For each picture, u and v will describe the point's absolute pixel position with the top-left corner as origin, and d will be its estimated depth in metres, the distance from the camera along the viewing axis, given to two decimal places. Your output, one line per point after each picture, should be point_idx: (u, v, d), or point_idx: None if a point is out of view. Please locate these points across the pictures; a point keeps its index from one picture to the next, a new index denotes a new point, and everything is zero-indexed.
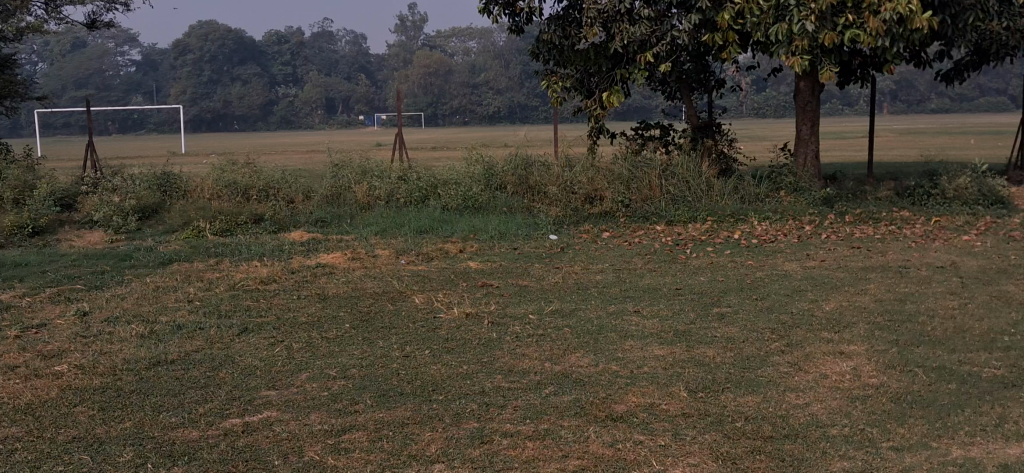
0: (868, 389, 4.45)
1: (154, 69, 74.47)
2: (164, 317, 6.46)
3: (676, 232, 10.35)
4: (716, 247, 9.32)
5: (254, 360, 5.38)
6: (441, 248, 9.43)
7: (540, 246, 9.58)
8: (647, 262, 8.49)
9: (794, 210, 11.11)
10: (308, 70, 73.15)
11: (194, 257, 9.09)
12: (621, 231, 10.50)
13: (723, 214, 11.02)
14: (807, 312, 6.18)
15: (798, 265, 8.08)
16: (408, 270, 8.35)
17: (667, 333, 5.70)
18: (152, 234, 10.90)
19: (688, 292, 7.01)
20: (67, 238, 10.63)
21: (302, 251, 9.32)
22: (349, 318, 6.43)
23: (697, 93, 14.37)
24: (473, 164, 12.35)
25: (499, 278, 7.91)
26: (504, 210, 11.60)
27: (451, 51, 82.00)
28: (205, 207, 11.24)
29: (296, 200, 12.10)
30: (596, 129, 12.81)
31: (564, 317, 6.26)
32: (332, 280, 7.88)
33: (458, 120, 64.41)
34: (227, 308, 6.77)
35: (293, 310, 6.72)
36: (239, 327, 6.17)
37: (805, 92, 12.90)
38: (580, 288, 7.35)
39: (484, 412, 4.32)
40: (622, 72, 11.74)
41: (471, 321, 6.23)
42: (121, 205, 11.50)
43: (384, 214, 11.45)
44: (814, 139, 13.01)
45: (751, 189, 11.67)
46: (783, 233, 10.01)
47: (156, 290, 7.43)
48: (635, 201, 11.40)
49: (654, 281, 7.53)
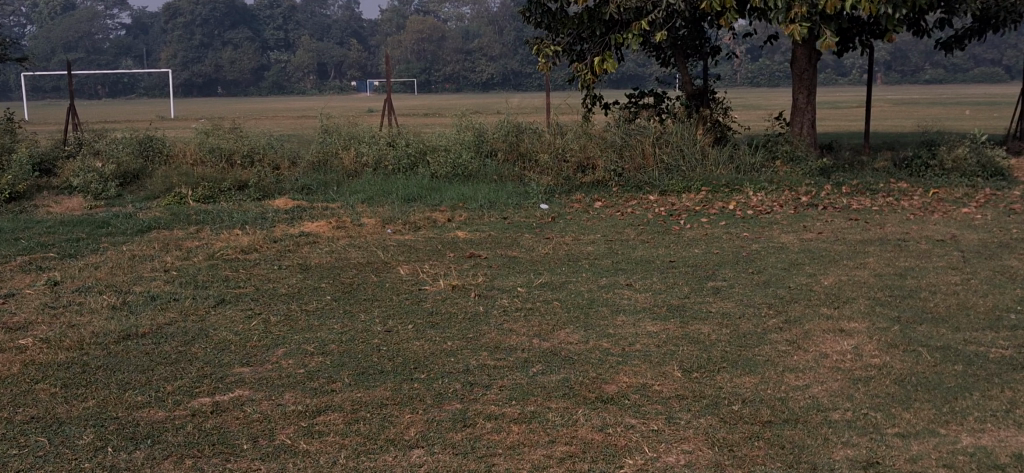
0: (871, 370, 4.24)
1: (143, 33, 73.66)
2: (137, 288, 6.22)
3: (670, 202, 10.12)
4: (711, 218, 9.09)
5: (229, 334, 5.15)
6: (429, 217, 9.18)
7: (530, 215, 9.34)
8: (640, 233, 8.26)
9: (790, 180, 10.87)
10: (299, 34, 72.40)
11: (175, 225, 8.84)
12: (613, 201, 10.27)
13: (718, 184, 10.77)
14: (805, 287, 5.96)
15: (795, 238, 7.86)
16: (393, 240, 8.11)
17: (660, 308, 5.49)
18: (133, 200, 10.64)
19: (682, 264, 6.79)
20: (46, 204, 10.37)
21: (286, 219, 9.07)
22: (330, 290, 6.20)
23: (692, 60, 14.08)
24: (463, 131, 12.08)
25: (487, 249, 7.68)
26: (494, 178, 11.35)
27: (444, 16, 81.16)
28: (188, 173, 10.97)
29: (281, 166, 11.82)
30: (588, 95, 12.54)
31: (553, 290, 6.04)
32: (315, 250, 7.64)
33: (451, 87, 63.91)
34: (205, 278, 6.53)
35: (273, 281, 6.48)
36: (216, 299, 5.94)
37: (802, 60, 12.57)
38: (571, 259, 7.12)
39: (467, 393, 4.11)
40: (614, 36, 11.44)
41: (457, 293, 6.01)
42: (101, 171, 11.23)
43: (372, 181, 11.18)
44: (811, 107, 12.74)
45: (747, 159, 11.42)
46: (779, 204, 9.78)
47: (132, 259, 7.19)
48: (628, 170, 11.16)
49: (647, 253, 7.31)
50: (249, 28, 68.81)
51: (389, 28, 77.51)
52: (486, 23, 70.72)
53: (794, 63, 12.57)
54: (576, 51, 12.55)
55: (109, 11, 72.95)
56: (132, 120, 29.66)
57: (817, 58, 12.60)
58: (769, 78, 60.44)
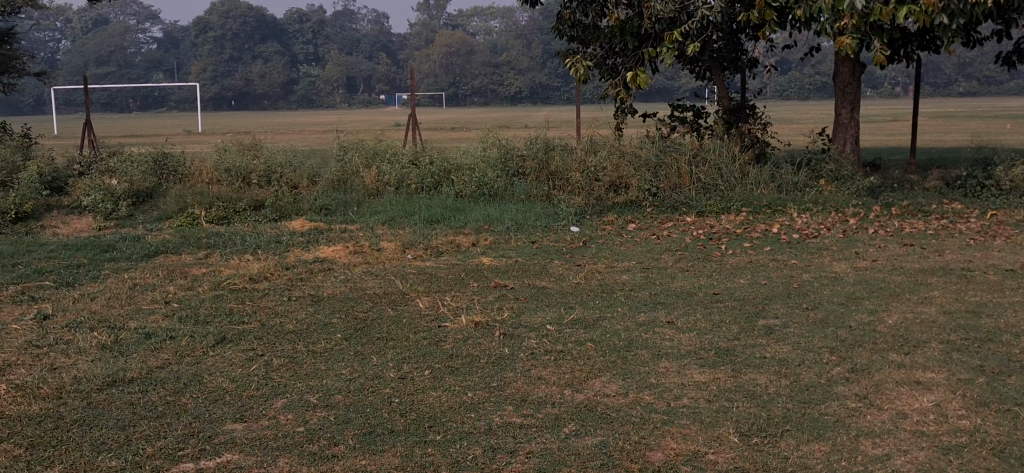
0: (962, 437, 3.63)
1: (174, 47, 74.07)
2: (133, 323, 5.72)
3: (708, 224, 9.52)
4: (753, 243, 8.47)
5: (225, 380, 4.62)
6: (452, 241, 8.63)
7: (560, 239, 8.77)
8: (679, 260, 7.67)
9: (835, 201, 10.23)
10: (329, 48, 72.45)
11: (184, 249, 8.35)
12: (648, 223, 9.68)
13: (758, 206, 10.15)
14: (868, 327, 5.34)
15: (848, 266, 7.23)
16: (414, 267, 7.57)
17: (707, 352, 4.90)
18: (144, 221, 10.17)
19: (727, 298, 6.19)
20: (54, 224, 9.93)
21: (301, 243, 8.56)
22: (341, 326, 5.66)
23: (729, 73, 13.51)
24: (489, 148, 11.54)
25: (514, 277, 7.12)
26: (522, 198, 10.80)
27: (472, 30, 80.72)
28: (203, 192, 10.51)
29: (300, 185, 11.32)
30: (620, 110, 11.99)
31: (587, 329, 5.46)
32: (330, 278, 7.11)
33: (479, 101, 63.43)
34: (207, 312, 6.01)
35: (280, 315, 5.95)
36: (216, 336, 5.42)
37: (845, 74, 11.93)
38: (605, 291, 6.54)
39: (490, 461, 3.55)
40: (648, 50, 10.86)
41: (480, 332, 5.45)
42: (113, 189, 10.79)
43: (393, 201, 10.66)
44: (854, 123, 12.08)
45: (789, 178, 10.80)
46: (825, 227, 9.16)
47: (131, 288, 6.70)
48: (663, 190, 10.57)
49: (688, 284, 6.71)
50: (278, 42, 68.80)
51: (417, 43, 77.26)
52: (514, 37, 70.23)
53: (837, 77, 11.94)
54: (607, 65, 11.99)
55: (142, 26, 73.25)
56: (159, 136, 29.33)
57: (861, 71, 11.95)
58: (800, 92, 59.48)
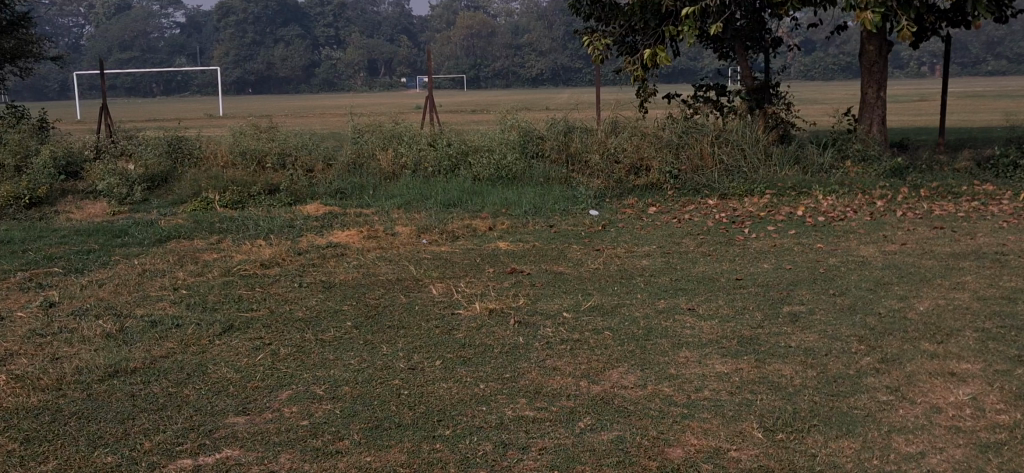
0: (1000, 433, 3.44)
1: (196, 31, 74.21)
2: (139, 311, 5.59)
3: (731, 207, 9.29)
4: (777, 226, 8.24)
5: (229, 371, 4.47)
6: (468, 225, 8.46)
7: (580, 222, 8.58)
8: (701, 244, 7.45)
9: (862, 183, 9.97)
10: (350, 32, 72.31)
11: (196, 234, 8.22)
12: (669, 206, 9.47)
13: (783, 188, 9.91)
14: (897, 314, 5.13)
15: (876, 250, 7.00)
16: (429, 252, 7.41)
17: (729, 340, 4.71)
18: (159, 206, 10.06)
19: (751, 283, 5.98)
20: (68, 210, 9.84)
21: (315, 228, 8.41)
22: (352, 314, 5.51)
23: (752, 52, 13.24)
24: (507, 129, 11.33)
25: (531, 263, 6.94)
26: (541, 181, 10.60)
27: (493, 12, 80.23)
28: (217, 176, 10.38)
29: (316, 168, 11.17)
30: (641, 90, 11.75)
31: (604, 316, 5.27)
32: (342, 263, 6.96)
33: (501, 83, 63.08)
34: (216, 299, 5.87)
35: (290, 302, 5.81)
36: (223, 325, 5.27)
37: (872, 52, 11.62)
38: (624, 277, 6.35)
39: (500, 457, 3.38)
40: (668, 28, 10.59)
41: (494, 319, 5.27)
42: (127, 174, 10.69)
43: (409, 184, 10.49)
44: (882, 103, 11.78)
45: (814, 160, 10.53)
46: (852, 209, 8.91)
47: (140, 275, 6.57)
48: (684, 172, 10.33)
49: (710, 269, 6.51)
50: (299, 25, 68.69)
51: (438, 25, 76.93)
52: (535, 18, 69.74)
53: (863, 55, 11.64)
54: (627, 45, 11.73)
55: (164, 10, 73.31)
56: (180, 119, 29.29)
57: (889, 49, 11.64)
58: (824, 72, 58.75)
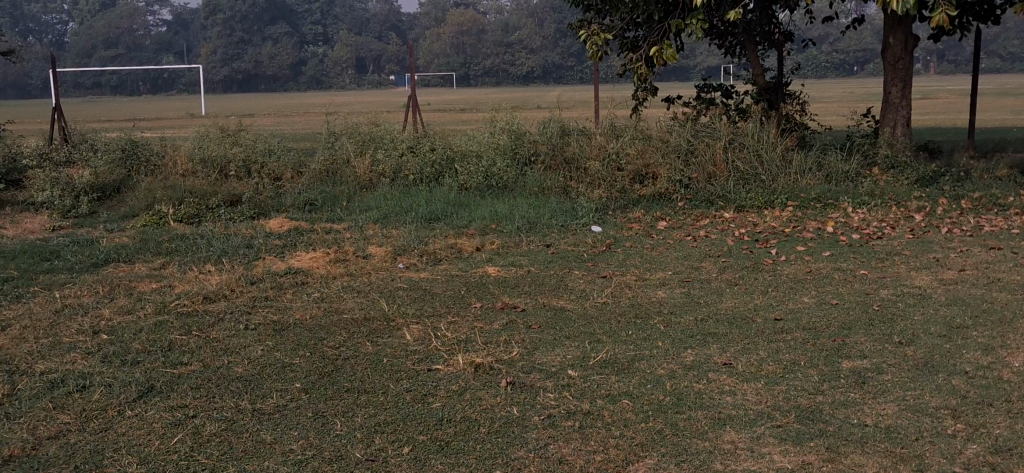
0: None
1: (182, 27, 72.91)
2: (41, 365, 4.48)
3: (752, 221, 8.23)
4: (808, 245, 7.19)
5: (132, 462, 3.38)
6: (453, 245, 7.37)
7: (580, 241, 7.52)
8: (723, 270, 6.38)
9: (893, 193, 8.94)
10: (338, 29, 71.01)
11: (138, 256, 7.12)
12: (681, 220, 8.41)
13: (805, 200, 8.86)
14: (991, 374, 4.06)
15: (934, 278, 5.96)
16: (404, 279, 6.33)
17: (785, 415, 3.66)
18: (106, 220, 8.96)
19: (794, 326, 4.92)
20: (2, 224, 8.74)
21: (276, 249, 7.31)
22: (303, 369, 4.42)
23: (763, 47, 12.18)
24: (498, 133, 10.24)
25: (526, 294, 5.86)
26: (535, 188, 9.52)
27: (483, 9, 78.76)
28: (174, 185, 9.27)
29: (284, 177, 10.06)
30: (642, 90, 10.72)
31: (620, 375, 4.20)
32: (302, 296, 5.88)
33: (490, 81, 61.66)
34: (140, 347, 4.77)
35: (230, 352, 4.72)
36: (140, 385, 4.18)
37: (895, 47, 10.52)
38: (638, 315, 5.27)
39: None
40: (676, 21, 9.53)
41: (481, 380, 4.19)
42: (72, 184, 9.57)
43: (389, 195, 9.40)
44: (906, 103, 10.72)
45: (838, 167, 9.51)
46: (887, 224, 7.87)
47: (57, 313, 5.48)
48: (695, 181, 9.26)
49: (740, 304, 5.44)
50: (287, 23, 67.43)
51: (427, 22, 75.53)
52: (526, 16, 68.38)
53: (887, 50, 10.56)
54: (629, 39, 10.67)
55: (150, 6, 71.69)
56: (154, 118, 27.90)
57: (914, 44, 10.56)
58: (818, 70, 57.75)
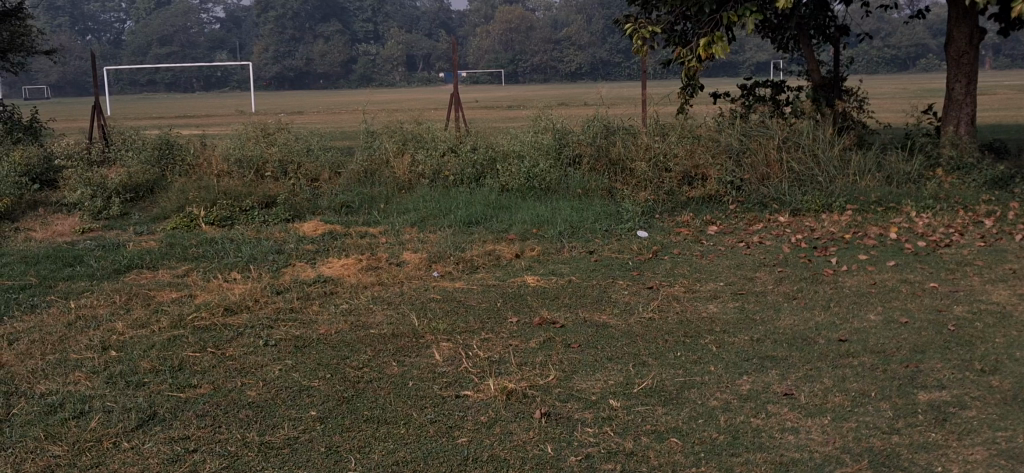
0: None
1: (235, 25, 73.52)
2: (42, 388, 4.19)
3: (809, 226, 7.73)
4: (871, 254, 6.68)
5: None
6: (491, 251, 6.98)
7: (625, 247, 7.08)
8: (780, 282, 5.91)
9: (960, 196, 8.37)
10: (388, 26, 71.05)
11: (163, 263, 6.83)
12: (733, 225, 7.93)
13: (866, 204, 8.33)
14: None
15: (1014, 293, 5.42)
16: (437, 290, 5.94)
17: (856, 460, 3.22)
18: (137, 222, 8.73)
19: (860, 349, 4.44)
20: (32, 227, 8.55)
21: (307, 255, 6.98)
22: (321, 394, 4.06)
23: (818, 42, 11.58)
24: (541, 132, 9.83)
25: (566, 308, 5.44)
26: (578, 190, 9.09)
27: (531, 6, 78.21)
28: (207, 186, 9.01)
29: (320, 177, 9.76)
30: (689, 87, 10.23)
31: (667, 407, 3.77)
32: (329, 307, 5.53)
33: (538, 78, 60.90)
34: (149, 366, 4.45)
35: (244, 373, 4.37)
36: (142, 413, 3.85)
37: (960, 41, 9.88)
38: (688, 333, 4.83)
39: None
40: (728, 13, 9.01)
41: (514, 411, 3.79)
42: (105, 184, 9.36)
43: (427, 197, 9.05)
44: (971, 101, 10.07)
45: (900, 168, 8.94)
46: (957, 230, 7.32)
47: (70, 326, 5.19)
48: (748, 182, 8.76)
49: (801, 322, 4.97)
50: (336, 20, 67.63)
51: (476, 19, 75.29)
52: (575, 12, 67.78)
53: (951, 44, 9.92)
54: (677, 34, 10.16)
55: (203, 4, 72.39)
56: (202, 117, 27.95)
57: (981, 37, 9.90)
58: (873, 65, 56.39)
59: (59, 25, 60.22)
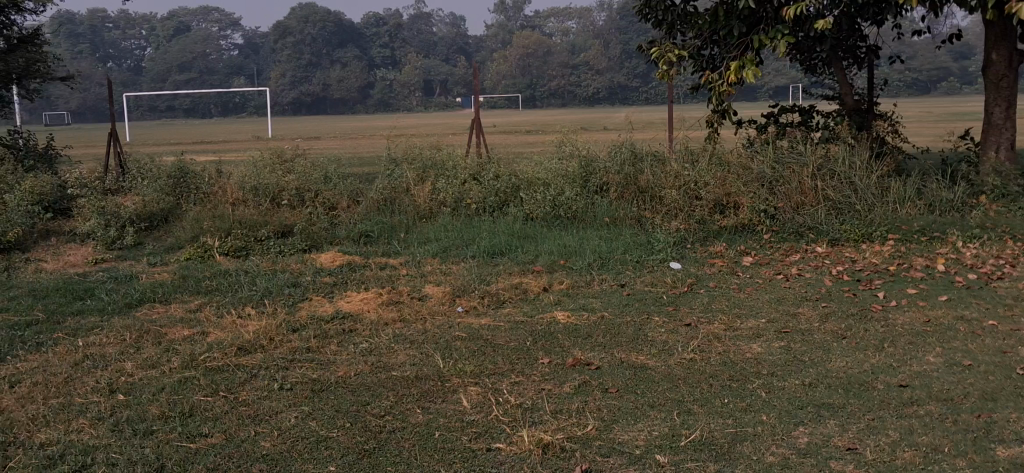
0: None
1: (254, 51, 73.90)
2: (42, 437, 3.90)
3: (849, 257, 7.38)
4: (919, 288, 6.32)
5: None
6: (517, 285, 6.66)
7: (658, 280, 6.75)
8: (826, 319, 5.56)
9: (1007, 225, 7.99)
10: (406, 52, 71.20)
11: (175, 296, 6.55)
12: (769, 255, 7.59)
13: (908, 233, 7.96)
14: None
15: None
16: (462, 327, 5.62)
17: None
18: (150, 253, 8.48)
19: (924, 396, 4.09)
20: (43, 257, 8.31)
21: (325, 288, 6.68)
22: (341, 446, 3.74)
23: (850, 64, 11.22)
24: (566, 159, 9.52)
25: (600, 348, 5.11)
26: (606, 220, 8.76)
27: (549, 31, 78.23)
28: (222, 214, 8.74)
29: (339, 205, 9.48)
30: (718, 112, 9.90)
31: (720, 464, 3.44)
32: (348, 347, 5.21)
33: (556, 103, 60.81)
34: (157, 412, 4.15)
35: (258, 421, 4.06)
36: (147, 467, 3.55)
37: (999, 63, 9.49)
38: (734, 376, 4.49)
39: None
40: (758, 36, 8.67)
41: (551, 468, 3.46)
42: (118, 213, 9.13)
43: (448, 226, 8.76)
44: (1011, 126, 9.66)
45: (941, 196, 8.58)
46: (1008, 262, 6.95)
47: (76, 366, 4.91)
48: (783, 211, 8.41)
49: (855, 365, 4.62)
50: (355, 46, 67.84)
51: (493, 44, 75.38)
52: (593, 37, 67.72)
53: (989, 67, 9.49)
54: (704, 57, 9.83)
55: (222, 31, 72.83)
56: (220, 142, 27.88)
57: (1020, 59, 9.50)
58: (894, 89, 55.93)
59: (80, 51, 60.68)
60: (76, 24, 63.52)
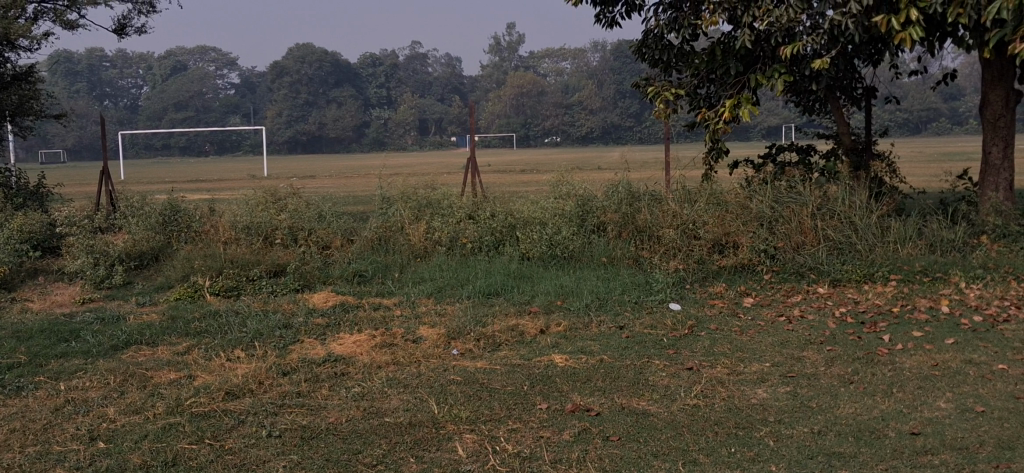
0: None
1: (250, 90, 74.13)
2: None
3: (852, 298, 7.25)
4: (925, 330, 6.18)
5: None
6: (514, 326, 6.50)
7: (658, 321, 6.60)
8: (832, 362, 5.41)
9: (1010, 266, 7.87)
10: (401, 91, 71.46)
11: (163, 338, 6.38)
12: (770, 296, 7.45)
13: (910, 274, 7.84)
14: None
15: None
16: (458, 370, 5.46)
17: None
18: (140, 292, 8.33)
19: (938, 445, 3.94)
20: (30, 297, 8.16)
21: (317, 330, 6.51)
22: None
23: (846, 104, 11.13)
24: (563, 198, 9.40)
25: (600, 392, 4.95)
26: (603, 260, 8.63)
27: (544, 71, 78.62)
28: (214, 253, 8.59)
29: (332, 244, 9.34)
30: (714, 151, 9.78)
31: None
32: (339, 391, 5.04)
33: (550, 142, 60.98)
34: (139, 461, 3.98)
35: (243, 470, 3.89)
36: None
37: (996, 103, 9.39)
38: (740, 423, 4.34)
39: None
40: (756, 75, 8.57)
41: None
42: (108, 252, 8.99)
43: (443, 266, 8.62)
44: (1009, 166, 9.55)
45: (942, 236, 8.46)
46: (1013, 303, 6.82)
47: (57, 411, 4.74)
48: (783, 251, 8.28)
49: (864, 411, 4.47)
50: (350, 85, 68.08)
51: (489, 84, 75.70)
52: (588, 77, 68.08)
53: (987, 107, 9.41)
54: (701, 95, 9.73)
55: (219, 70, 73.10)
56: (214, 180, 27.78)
57: (1017, 99, 9.41)
58: None
59: (77, 90, 60.82)
60: (73, 62, 63.73)
